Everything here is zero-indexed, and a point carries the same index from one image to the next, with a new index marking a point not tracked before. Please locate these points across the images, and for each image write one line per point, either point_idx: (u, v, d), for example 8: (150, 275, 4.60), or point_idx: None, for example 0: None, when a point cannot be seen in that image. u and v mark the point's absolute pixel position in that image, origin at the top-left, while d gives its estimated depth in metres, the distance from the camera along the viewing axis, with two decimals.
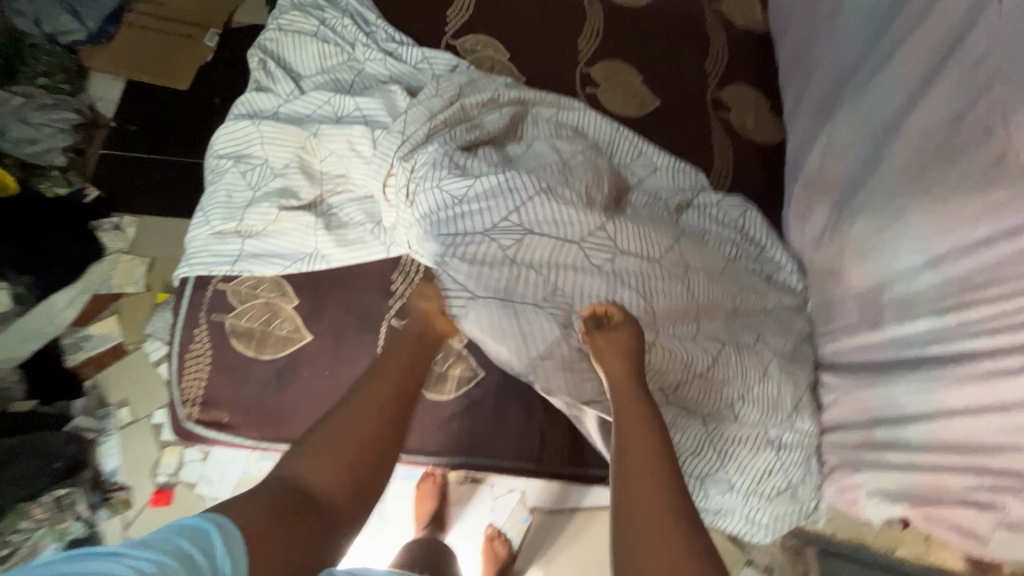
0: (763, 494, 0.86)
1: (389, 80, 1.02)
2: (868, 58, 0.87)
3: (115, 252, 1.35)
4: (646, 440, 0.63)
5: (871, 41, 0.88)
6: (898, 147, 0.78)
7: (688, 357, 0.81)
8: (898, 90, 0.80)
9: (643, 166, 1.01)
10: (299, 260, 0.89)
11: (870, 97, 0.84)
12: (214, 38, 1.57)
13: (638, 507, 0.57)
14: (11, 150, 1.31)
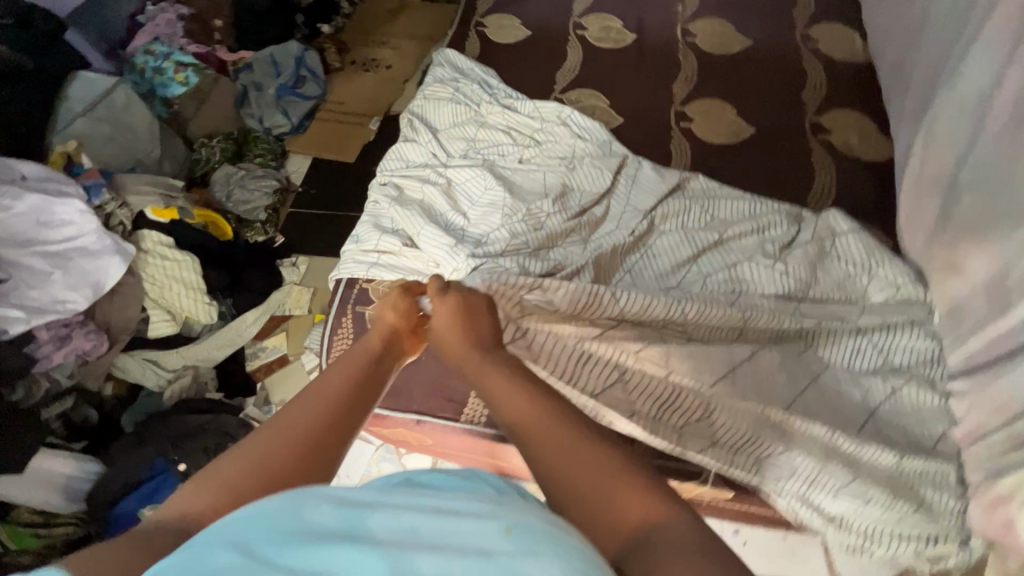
0: (898, 509, 0.78)
1: (506, 129, 1.25)
2: (962, 56, 0.89)
3: (289, 282, 1.69)
4: (503, 388, 0.61)
5: (969, 36, 0.89)
6: (994, 120, 0.80)
7: (756, 377, 0.85)
8: (995, 66, 0.82)
9: (730, 197, 1.07)
10: (416, 274, 1.05)
11: (963, 79, 0.86)
12: (376, 122, 2.01)
13: (523, 424, 0.57)
14: (233, 208, 1.76)
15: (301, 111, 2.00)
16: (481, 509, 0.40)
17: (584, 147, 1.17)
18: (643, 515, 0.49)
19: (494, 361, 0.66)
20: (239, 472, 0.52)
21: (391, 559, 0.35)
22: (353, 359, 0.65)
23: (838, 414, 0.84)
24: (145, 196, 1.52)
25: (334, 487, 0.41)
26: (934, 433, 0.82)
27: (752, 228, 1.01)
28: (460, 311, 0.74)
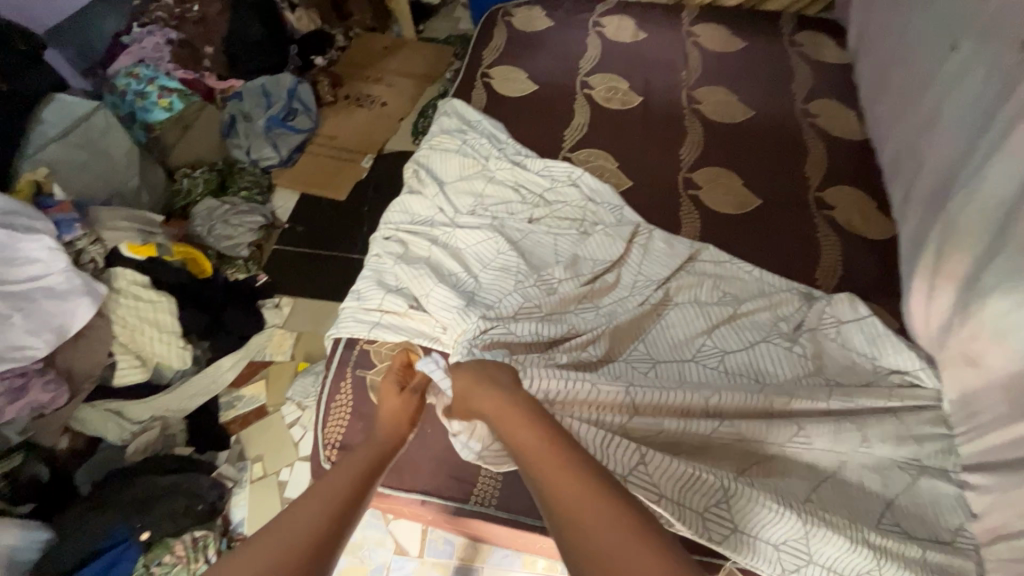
0: None
1: (515, 186, 1.23)
2: (971, 154, 0.91)
3: (272, 325, 1.59)
4: (540, 453, 0.61)
5: (977, 133, 0.91)
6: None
7: (784, 463, 0.86)
8: (1018, 171, 0.81)
9: (742, 274, 1.08)
10: (422, 337, 1.01)
11: (988, 181, 0.85)
12: (370, 160, 1.96)
13: (563, 500, 0.57)
14: (213, 243, 1.66)
15: (291, 145, 1.94)
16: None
17: (595, 211, 1.17)
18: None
19: (535, 413, 0.67)
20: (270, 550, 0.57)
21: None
22: (363, 464, 0.72)
23: (862, 502, 0.82)
24: (121, 231, 1.42)
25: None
26: (953, 521, 0.81)
27: (762, 309, 1.02)
28: (485, 373, 0.74)
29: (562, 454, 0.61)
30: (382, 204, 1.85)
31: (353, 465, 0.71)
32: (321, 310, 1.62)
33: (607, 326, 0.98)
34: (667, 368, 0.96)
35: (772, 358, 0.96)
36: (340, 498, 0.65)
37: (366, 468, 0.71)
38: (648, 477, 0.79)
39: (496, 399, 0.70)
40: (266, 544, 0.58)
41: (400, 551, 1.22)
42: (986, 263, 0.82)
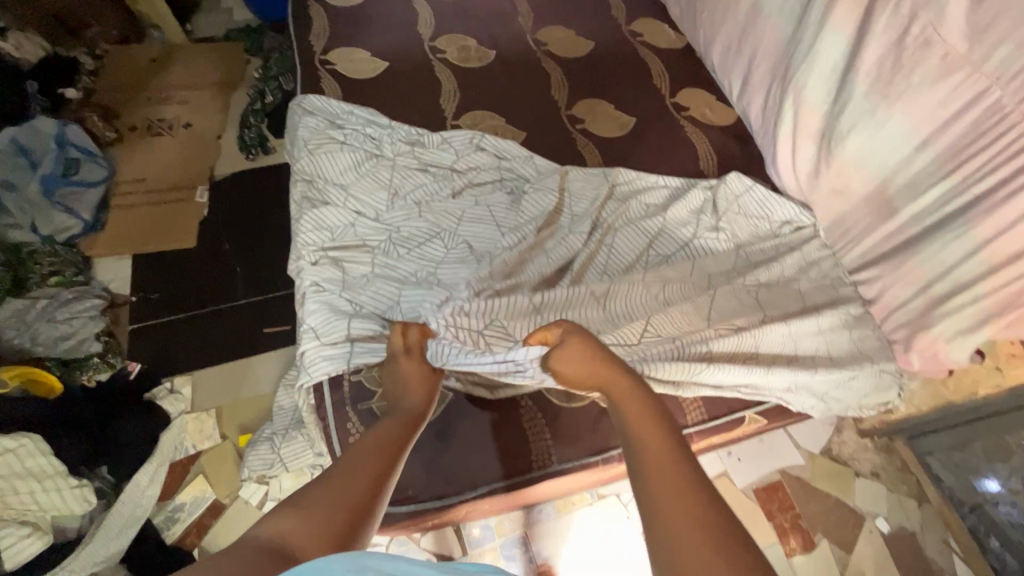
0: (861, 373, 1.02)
1: (422, 166, 1.18)
2: (797, 36, 1.15)
3: (181, 414, 1.30)
4: (655, 447, 0.59)
5: (798, 18, 1.16)
6: (861, 79, 1.03)
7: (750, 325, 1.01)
8: (842, 39, 1.07)
9: (652, 185, 1.22)
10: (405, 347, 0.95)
11: (822, 50, 1.09)
12: (204, 193, 1.66)
13: (657, 494, 0.54)
14: (46, 351, 1.29)
15: (92, 203, 1.55)
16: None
17: (509, 168, 1.20)
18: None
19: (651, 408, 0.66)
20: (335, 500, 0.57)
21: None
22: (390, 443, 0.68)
23: (804, 324, 1.03)
24: None
25: (396, 563, 0.44)
26: (863, 308, 1.08)
27: (683, 207, 1.17)
28: (594, 344, 0.76)
29: (677, 451, 0.58)
30: (245, 235, 1.60)
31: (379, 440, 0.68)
32: (232, 374, 1.39)
33: (568, 273, 1.06)
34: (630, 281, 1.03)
35: (699, 241, 1.14)
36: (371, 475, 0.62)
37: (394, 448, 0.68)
38: (675, 364, 0.93)
39: (619, 379, 0.71)
40: (319, 498, 0.57)
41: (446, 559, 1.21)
42: (838, 114, 1.06)
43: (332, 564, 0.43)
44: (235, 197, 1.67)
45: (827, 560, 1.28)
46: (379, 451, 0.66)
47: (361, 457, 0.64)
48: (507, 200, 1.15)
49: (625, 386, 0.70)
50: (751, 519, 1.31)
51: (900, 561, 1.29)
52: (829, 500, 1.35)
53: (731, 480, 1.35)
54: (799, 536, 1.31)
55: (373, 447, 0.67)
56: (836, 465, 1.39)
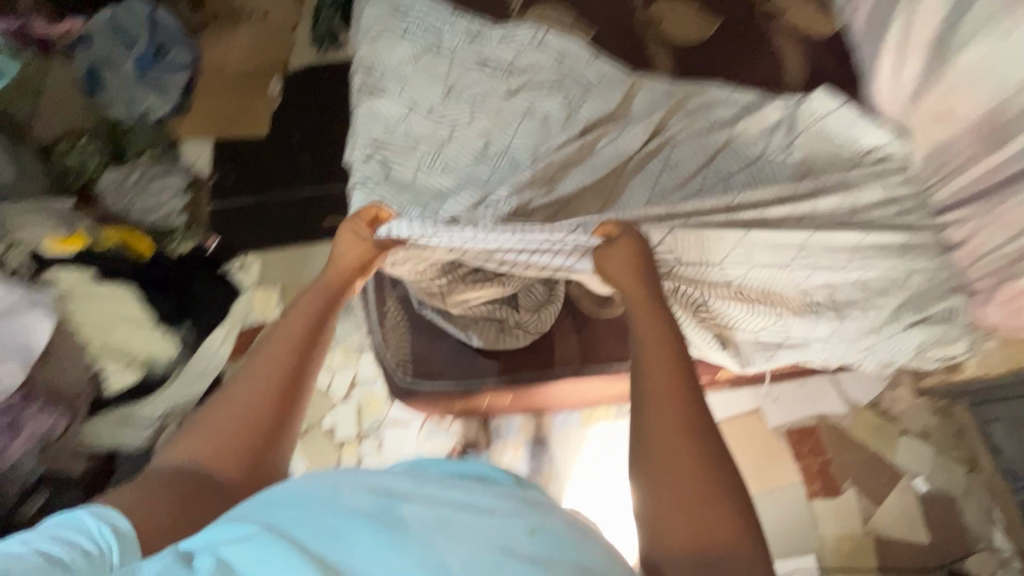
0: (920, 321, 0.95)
1: (479, 62, 1.15)
2: None
3: (249, 287, 1.45)
4: (663, 369, 0.58)
5: None
6: None
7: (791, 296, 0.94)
8: None
9: (725, 98, 1.12)
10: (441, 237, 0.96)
11: None
12: (278, 83, 1.72)
13: (654, 416, 0.54)
14: (140, 218, 1.45)
15: (179, 86, 1.65)
16: (505, 509, 0.43)
17: (571, 68, 1.14)
18: (713, 541, 0.48)
19: (669, 327, 0.63)
20: (228, 421, 0.60)
21: (419, 553, 0.38)
22: (274, 351, 0.65)
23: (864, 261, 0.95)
24: (35, 227, 1.23)
25: (375, 476, 0.44)
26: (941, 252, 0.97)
27: (755, 126, 1.07)
28: (644, 266, 0.75)
29: (683, 372, 0.57)
30: (313, 128, 1.66)
31: (273, 348, 0.66)
32: (294, 259, 1.50)
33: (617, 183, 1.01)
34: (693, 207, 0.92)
35: (766, 161, 1.05)
36: (249, 403, 0.61)
37: (279, 355, 0.65)
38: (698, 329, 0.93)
39: (641, 300, 0.68)
40: (213, 423, 0.60)
41: (471, 446, 1.31)
42: (963, 21, 0.91)
43: (290, 489, 0.43)
44: (305, 90, 1.71)
45: (850, 508, 1.26)
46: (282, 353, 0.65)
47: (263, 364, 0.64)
48: (563, 101, 1.09)
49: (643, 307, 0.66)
50: (776, 457, 1.30)
51: (930, 522, 1.25)
52: (865, 452, 1.30)
53: (763, 417, 1.33)
54: (824, 481, 1.28)
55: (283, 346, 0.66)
56: (881, 420, 1.32)
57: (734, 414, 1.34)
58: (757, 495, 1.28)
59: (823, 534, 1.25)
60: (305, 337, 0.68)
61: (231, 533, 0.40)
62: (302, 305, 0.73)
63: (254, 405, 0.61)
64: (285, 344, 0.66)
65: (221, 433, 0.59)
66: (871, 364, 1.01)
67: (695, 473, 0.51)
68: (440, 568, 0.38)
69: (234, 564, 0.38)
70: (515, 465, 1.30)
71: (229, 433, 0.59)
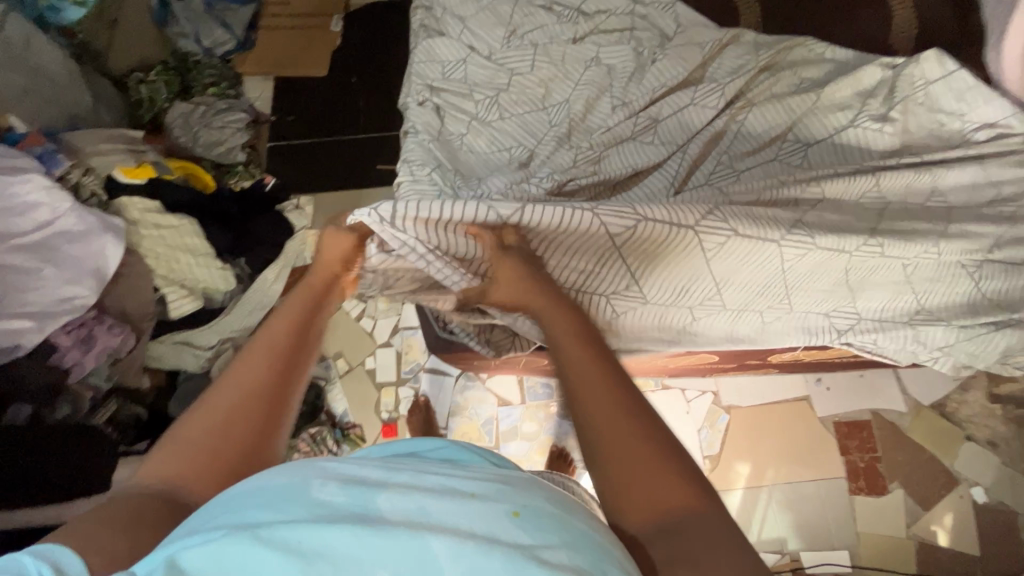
0: (1014, 323, 0.86)
1: (546, 5, 1.08)
2: None
3: (302, 228, 1.47)
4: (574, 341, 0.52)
5: None
6: None
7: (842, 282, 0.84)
8: None
9: (813, 57, 1.00)
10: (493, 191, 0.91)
11: None
12: (340, 23, 1.69)
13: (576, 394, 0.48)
14: (203, 153, 1.48)
15: (244, 21, 1.65)
16: (485, 491, 0.38)
17: (645, 16, 1.05)
18: (669, 503, 0.43)
19: (570, 309, 0.57)
20: (207, 435, 0.50)
21: (404, 545, 0.33)
22: (258, 363, 0.54)
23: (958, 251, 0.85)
24: (110, 156, 1.28)
25: (344, 464, 0.39)
26: None
27: (847, 91, 0.96)
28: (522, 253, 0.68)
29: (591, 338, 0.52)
30: (371, 71, 1.64)
31: (256, 356, 0.55)
32: (346, 203, 1.52)
33: (684, 150, 0.94)
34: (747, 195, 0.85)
35: (858, 130, 0.93)
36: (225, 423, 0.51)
37: (264, 367, 0.54)
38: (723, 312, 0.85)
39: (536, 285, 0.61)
40: (192, 436, 0.50)
41: (505, 403, 1.33)
42: None
43: (254, 487, 0.37)
44: (365, 31, 1.68)
45: (897, 510, 1.20)
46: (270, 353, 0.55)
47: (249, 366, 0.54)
48: (632, 51, 1.01)
49: (536, 294, 0.60)
50: (820, 449, 1.24)
51: (985, 534, 1.17)
52: (922, 455, 1.22)
53: (812, 407, 1.26)
54: (870, 478, 1.22)
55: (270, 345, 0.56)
56: (944, 423, 1.23)
57: (780, 400, 1.28)
58: (794, 484, 1.23)
59: (862, 532, 1.20)
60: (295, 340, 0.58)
61: (189, 539, 0.33)
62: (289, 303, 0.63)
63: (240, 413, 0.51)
64: (270, 351, 0.56)
65: (199, 465, 0.48)
66: (947, 367, 0.91)
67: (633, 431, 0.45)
68: (431, 564, 0.32)
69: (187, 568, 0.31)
70: (546, 425, 1.31)
71: (207, 465, 0.49)
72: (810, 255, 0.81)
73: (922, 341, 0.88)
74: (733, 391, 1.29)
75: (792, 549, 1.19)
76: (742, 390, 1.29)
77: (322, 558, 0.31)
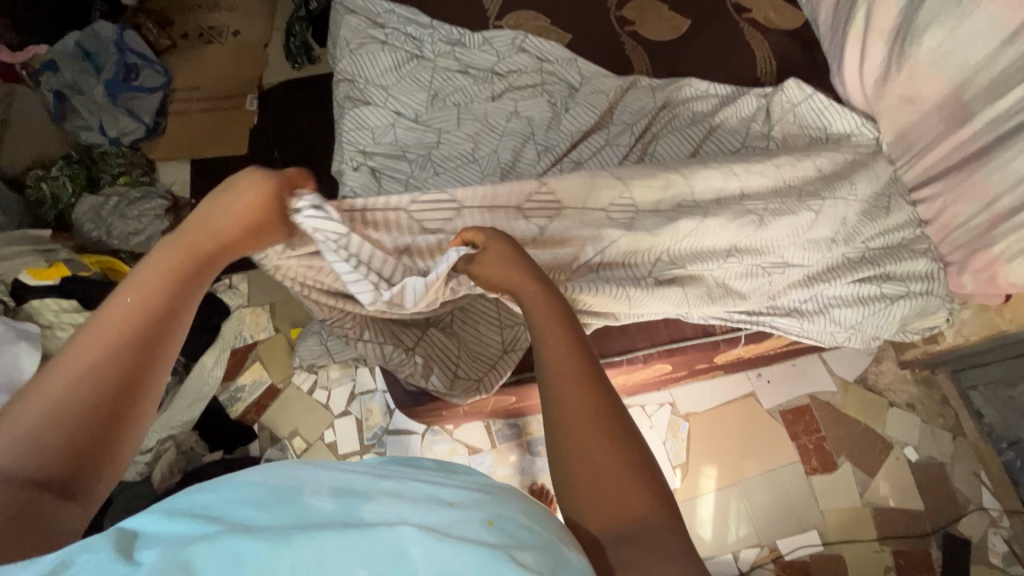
0: (912, 292, 0.99)
1: (462, 69, 1.17)
2: None
3: (238, 307, 1.43)
4: (561, 350, 0.58)
5: None
6: None
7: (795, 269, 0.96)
8: None
9: (701, 93, 1.15)
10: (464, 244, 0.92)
11: None
12: (253, 102, 1.71)
13: (564, 399, 0.54)
14: (121, 245, 1.40)
15: (152, 109, 1.63)
16: (461, 500, 0.42)
17: (552, 71, 1.16)
18: (630, 514, 0.49)
19: (566, 311, 0.62)
20: (55, 414, 0.45)
21: (382, 550, 0.36)
22: (120, 332, 0.50)
23: (856, 238, 0.99)
24: (14, 260, 1.19)
25: (331, 476, 0.42)
26: (914, 223, 1.03)
27: (737, 121, 1.11)
28: (515, 248, 0.67)
29: (578, 347, 0.58)
30: (293, 143, 1.65)
31: (103, 333, 0.50)
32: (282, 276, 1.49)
33: None
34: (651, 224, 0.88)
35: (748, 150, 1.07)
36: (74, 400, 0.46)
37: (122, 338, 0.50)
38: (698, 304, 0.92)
39: (530, 284, 0.64)
40: (39, 407, 0.45)
41: (475, 451, 1.32)
42: (918, 7, 0.97)
43: (241, 485, 0.40)
44: (281, 107, 1.70)
45: (848, 481, 1.30)
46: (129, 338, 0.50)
47: (104, 344, 0.49)
48: (551, 102, 1.12)
49: (526, 280, 0.64)
50: (773, 438, 1.34)
51: (924, 488, 1.30)
52: (857, 426, 1.35)
53: (758, 400, 1.37)
54: (821, 457, 1.32)
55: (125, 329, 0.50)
56: (869, 394, 1.37)
57: (730, 400, 1.37)
58: (758, 477, 1.31)
59: (825, 509, 1.28)
60: (157, 318, 0.52)
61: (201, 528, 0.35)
62: (143, 263, 0.56)
63: (89, 399, 0.47)
64: (123, 321, 0.51)
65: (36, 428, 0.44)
66: (859, 342, 1.03)
67: (601, 442, 0.52)
68: (409, 561, 0.36)
69: (191, 558, 0.33)
70: (520, 465, 1.31)
71: (45, 432, 0.44)
72: (767, 245, 0.94)
73: (838, 319, 0.99)
74: (687, 398, 1.37)
75: (769, 540, 1.26)
76: (695, 397, 1.37)
77: (310, 554, 0.34)
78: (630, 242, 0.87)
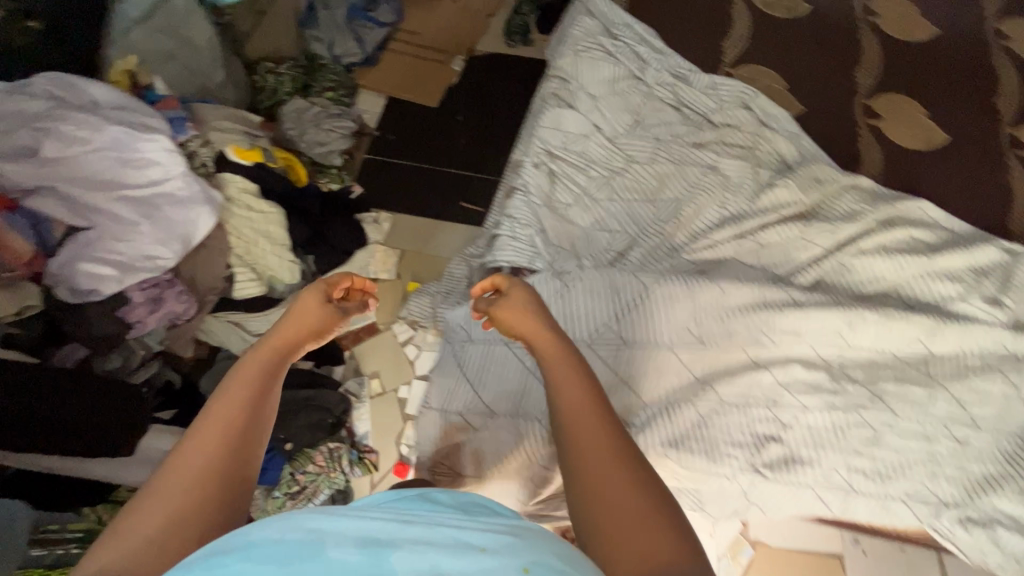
0: None
1: (675, 105, 1.11)
2: None
3: (373, 242, 1.50)
4: (574, 386, 0.56)
5: None
6: None
7: (937, 464, 0.82)
8: None
9: (928, 219, 1.00)
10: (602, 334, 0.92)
11: None
12: (460, 63, 1.78)
13: (588, 461, 0.50)
14: (306, 149, 1.52)
15: (376, 41, 1.76)
16: (494, 546, 0.39)
17: (770, 138, 1.07)
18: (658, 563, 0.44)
19: (580, 362, 0.59)
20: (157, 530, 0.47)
21: None
22: (217, 437, 0.52)
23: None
24: (227, 133, 1.34)
25: (350, 521, 0.40)
26: None
27: (965, 267, 0.93)
28: (536, 297, 0.67)
29: (594, 390, 0.56)
30: (478, 113, 1.71)
31: (218, 420, 0.53)
32: (421, 228, 1.55)
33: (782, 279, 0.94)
34: (732, 420, 0.85)
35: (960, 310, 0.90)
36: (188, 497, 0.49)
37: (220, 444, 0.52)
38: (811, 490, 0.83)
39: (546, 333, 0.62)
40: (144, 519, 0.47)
41: None
42: None
43: (268, 532, 0.38)
44: (481, 76, 1.76)
45: None
46: (227, 443, 0.52)
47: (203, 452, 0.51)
48: (755, 172, 1.02)
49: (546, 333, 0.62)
50: None
51: None
52: None
53: (843, 566, 1.19)
54: None
55: (218, 435, 0.52)
56: None
57: (811, 550, 1.21)
58: None
59: None
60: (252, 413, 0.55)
61: None
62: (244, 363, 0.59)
63: (187, 510, 0.48)
64: (218, 426, 0.53)
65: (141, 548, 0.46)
66: None
67: (619, 484, 0.49)
68: None
69: None
70: None
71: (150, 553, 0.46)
72: (901, 448, 0.83)
73: (998, 542, 0.81)
74: (765, 527, 1.22)
75: None
76: (774, 529, 1.22)
77: None
78: (734, 423, 0.85)
